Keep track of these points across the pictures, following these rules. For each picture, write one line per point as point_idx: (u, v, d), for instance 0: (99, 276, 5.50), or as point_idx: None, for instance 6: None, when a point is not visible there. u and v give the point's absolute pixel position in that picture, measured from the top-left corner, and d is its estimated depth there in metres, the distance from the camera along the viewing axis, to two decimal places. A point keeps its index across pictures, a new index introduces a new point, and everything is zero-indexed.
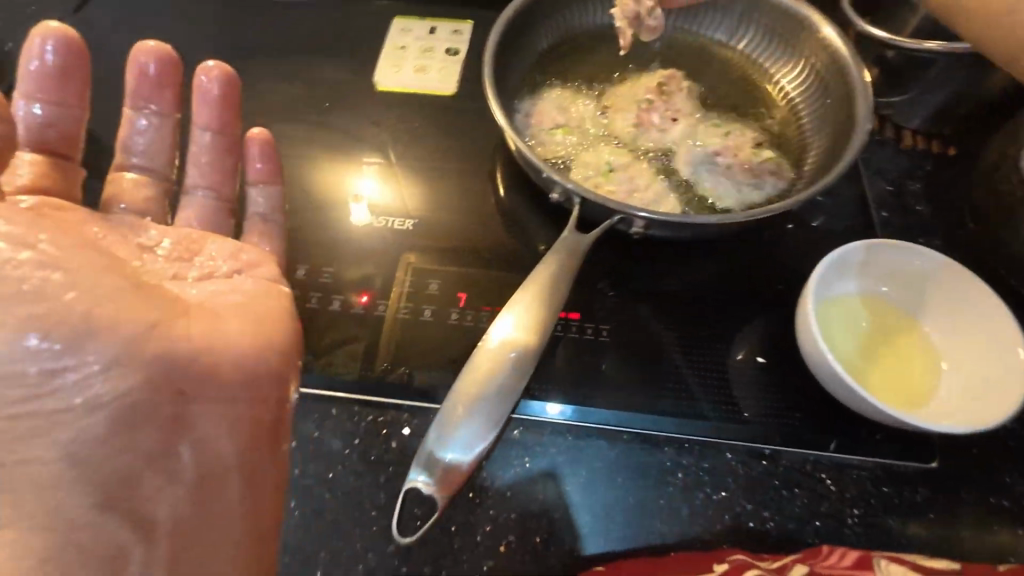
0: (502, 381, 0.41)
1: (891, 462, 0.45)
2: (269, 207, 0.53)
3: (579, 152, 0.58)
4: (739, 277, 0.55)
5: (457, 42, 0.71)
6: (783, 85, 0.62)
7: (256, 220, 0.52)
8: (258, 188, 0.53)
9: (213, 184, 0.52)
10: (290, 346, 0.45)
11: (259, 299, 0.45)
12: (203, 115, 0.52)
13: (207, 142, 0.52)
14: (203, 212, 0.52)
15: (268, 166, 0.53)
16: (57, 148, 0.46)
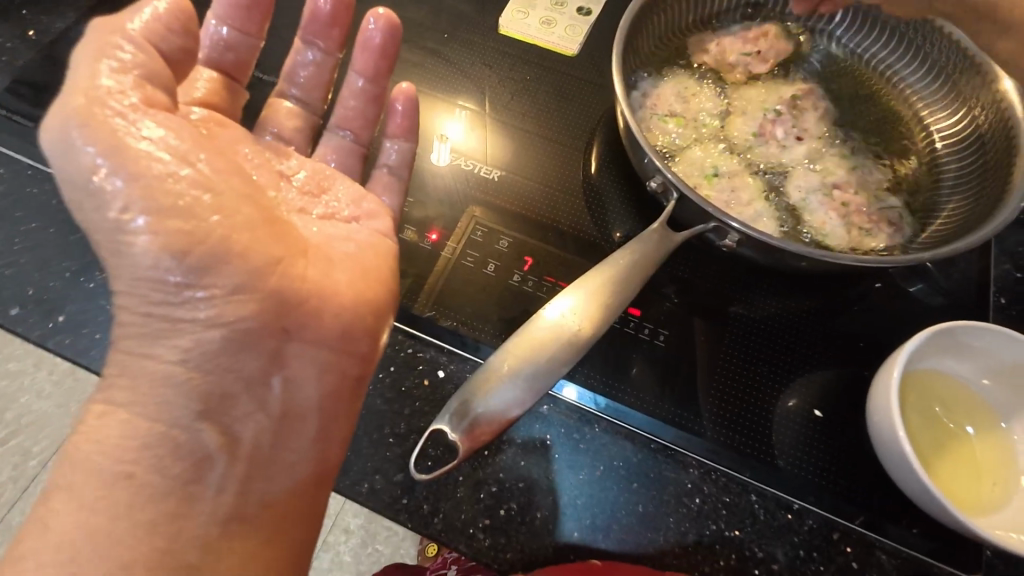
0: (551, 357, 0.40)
1: (922, 558, 0.42)
2: (398, 166, 0.50)
3: (688, 146, 0.55)
4: (819, 322, 0.51)
5: (591, 2, 0.68)
6: (932, 132, 0.56)
7: (385, 175, 0.49)
8: (393, 146, 0.49)
9: (357, 130, 0.50)
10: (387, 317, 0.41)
11: (370, 255, 0.42)
12: (362, 62, 0.49)
13: (360, 89, 0.50)
14: (342, 155, 0.50)
15: (412, 127, 0.49)
16: (232, 70, 0.45)
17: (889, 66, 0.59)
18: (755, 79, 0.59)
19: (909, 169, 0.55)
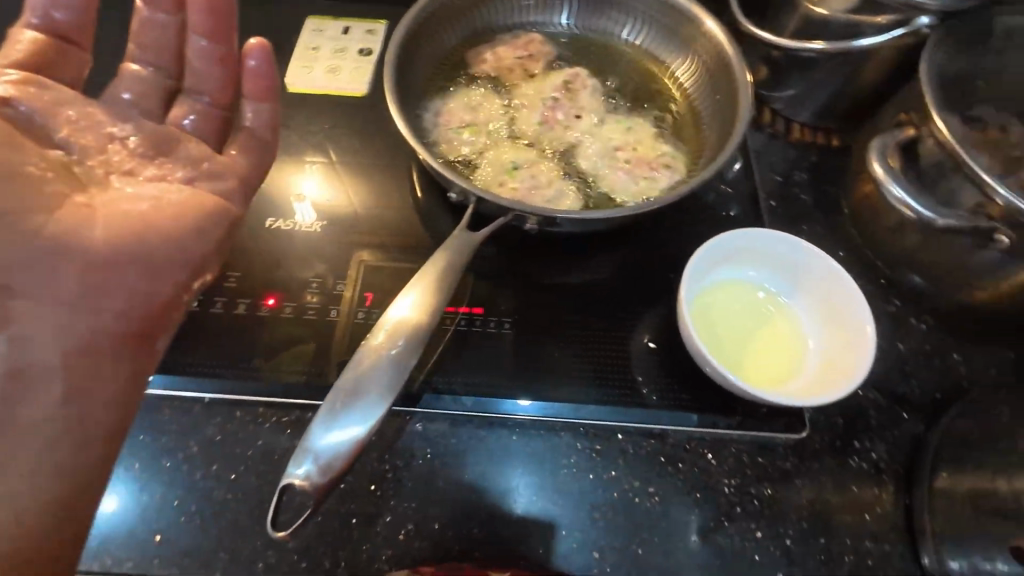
0: (389, 366, 0.41)
1: (766, 435, 0.48)
2: (259, 128, 0.51)
3: (485, 150, 0.60)
4: (639, 267, 0.58)
5: (370, 42, 0.71)
6: (681, 80, 0.65)
7: (245, 136, 0.51)
8: (253, 107, 0.50)
9: (214, 93, 0.52)
10: (175, 254, 0.47)
11: (178, 202, 0.47)
12: (200, 21, 0.49)
13: (206, 50, 0.51)
14: (202, 119, 0.52)
15: (264, 86, 0.49)
16: (61, 30, 0.48)
17: (632, 36, 0.68)
18: (529, 74, 0.66)
19: (671, 116, 0.64)
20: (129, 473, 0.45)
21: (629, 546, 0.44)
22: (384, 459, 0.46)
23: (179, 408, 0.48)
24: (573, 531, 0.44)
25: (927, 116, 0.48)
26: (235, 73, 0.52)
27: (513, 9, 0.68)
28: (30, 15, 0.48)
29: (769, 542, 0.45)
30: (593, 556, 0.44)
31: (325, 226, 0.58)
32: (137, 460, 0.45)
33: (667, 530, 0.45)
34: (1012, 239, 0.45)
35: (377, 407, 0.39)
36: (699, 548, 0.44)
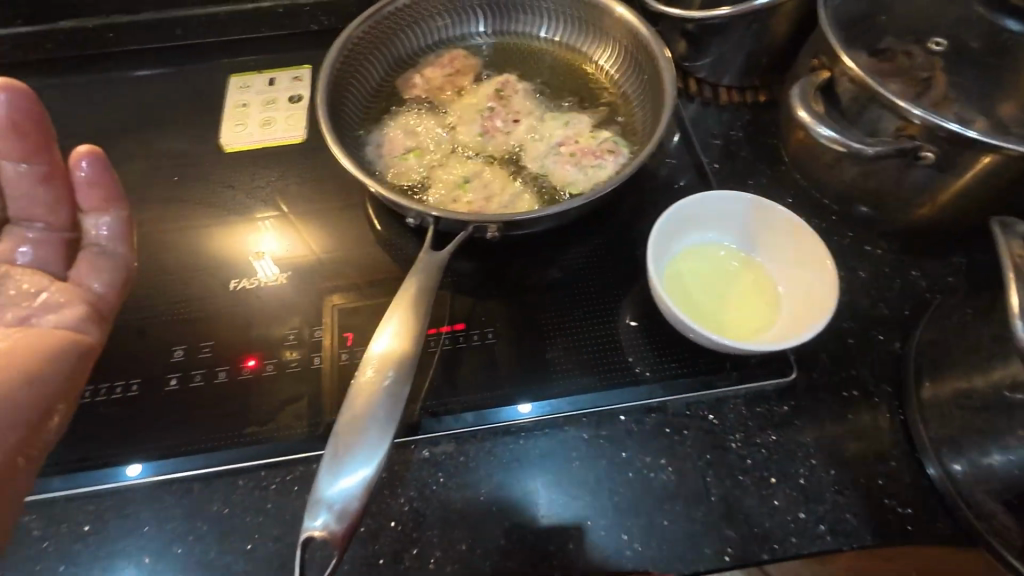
0: (385, 400, 0.41)
1: (759, 384, 0.50)
2: (112, 241, 0.53)
3: (433, 170, 0.60)
4: (608, 251, 0.59)
5: (299, 88, 0.73)
6: (606, 67, 0.67)
7: (95, 253, 0.52)
8: (95, 220, 0.52)
9: (48, 217, 0.52)
10: (48, 397, 0.46)
11: (45, 344, 0.48)
12: (5, 146, 0.48)
13: (26, 174, 0.50)
14: (35, 248, 0.52)
15: (105, 198, 0.51)
16: None
17: (552, 34, 0.70)
18: (461, 88, 0.67)
19: (605, 103, 0.66)
20: (141, 566, 0.44)
21: (654, 521, 0.45)
22: (398, 493, 0.46)
23: (179, 490, 0.47)
24: (597, 521, 0.45)
25: (835, 56, 0.51)
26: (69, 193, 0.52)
27: (432, 30, 0.69)
28: None
29: (783, 485, 0.46)
30: (622, 539, 0.44)
31: (286, 278, 0.58)
32: (146, 552, 0.44)
33: (686, 497, 0.45)
34: (936, 153, 0.47)
35: (382, 444, 0.40)
36: (721, 507, 0.45)
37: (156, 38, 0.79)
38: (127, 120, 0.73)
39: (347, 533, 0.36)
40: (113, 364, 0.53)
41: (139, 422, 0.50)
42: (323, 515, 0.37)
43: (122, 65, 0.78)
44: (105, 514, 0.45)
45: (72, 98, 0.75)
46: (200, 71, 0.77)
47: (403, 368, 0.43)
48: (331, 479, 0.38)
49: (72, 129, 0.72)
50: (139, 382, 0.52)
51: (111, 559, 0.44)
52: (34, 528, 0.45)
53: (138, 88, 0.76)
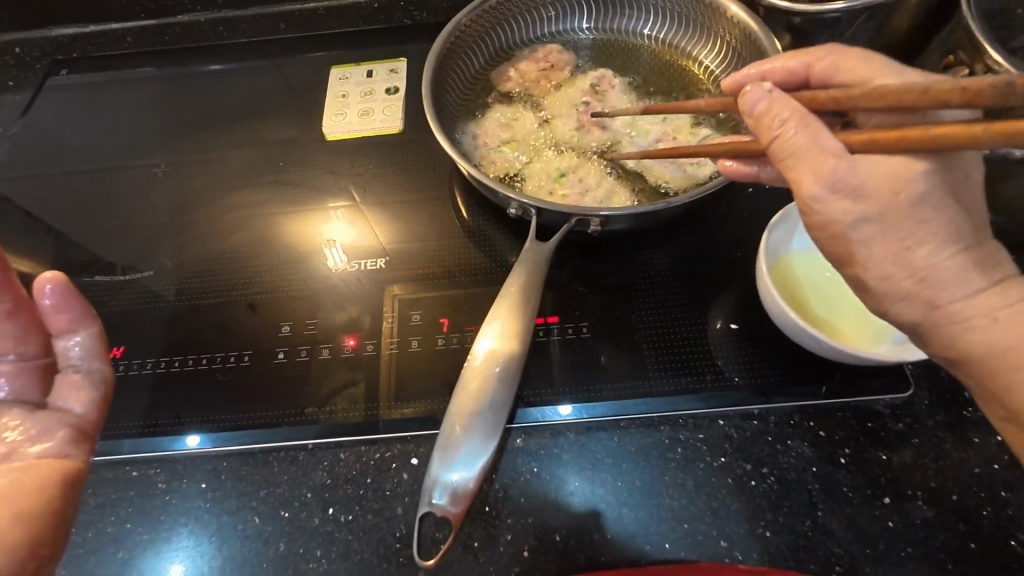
0: (497, 392, 0.44)
1: (870, 398, 0.48)
2: (85, 359, 0.45)
3: (530, 163, 0.61)
4: (697, 251, 0.58)
5: (395, 80, 0.75)
6: (708, 66, 0.66)
7: (67, 373, 0.45)
8: (66, 341, 0.45)
9: (16, 348, 0.45)
10: (20, 549, 0.39)
11: (20, 483, 0.41)
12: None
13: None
14: (11, 379, 0.45)
15: (72, 317, 0.44)
16: None
17: (654, 30, 0.69)
18: (556, 83, 0.67)
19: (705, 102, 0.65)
20: (251, 526, 0.46)
21: (755, 530, 0.43)
22: (492, 479, 0.46)
23: (286, 458, 0.49)
24: (697, 526, 0.44)
25: (979, 47, 0.48)
26: (36, 316, 0.45)
27: (531, 23, 0.69)
28: None
29: (897, 507, 0.43)
30: (722, 545, 0.43)
31: (359, 265, 0.60)
32: (255, 514, 0.47)
33: (790, 509, 0.44)
34: None
35: (493, 436, 0.43)
36: (828, 522, 0.43)
37: (261, 31, 0.84)
38: (234, 108, 0.77)
39: (459, 513, 0.41)
40: (227, 337, 0.57)
41: (250, 392, 0.53)
42: (439, 494, 0.41)
43: (225, 54, 0.83)
44: (220, 474, 0.49)
45: (182, 86, 0.80)
46: (298, 62, 0.80)
47: (511, 364, 0.45)
48: (446, 463, 0.42)
49: (182, 116, 0.77)
50: (250, 354, 0.55)
51: (225, 517, 0.47)
52: (160, 481, 0.49)
53: (241, 76, 0.80)
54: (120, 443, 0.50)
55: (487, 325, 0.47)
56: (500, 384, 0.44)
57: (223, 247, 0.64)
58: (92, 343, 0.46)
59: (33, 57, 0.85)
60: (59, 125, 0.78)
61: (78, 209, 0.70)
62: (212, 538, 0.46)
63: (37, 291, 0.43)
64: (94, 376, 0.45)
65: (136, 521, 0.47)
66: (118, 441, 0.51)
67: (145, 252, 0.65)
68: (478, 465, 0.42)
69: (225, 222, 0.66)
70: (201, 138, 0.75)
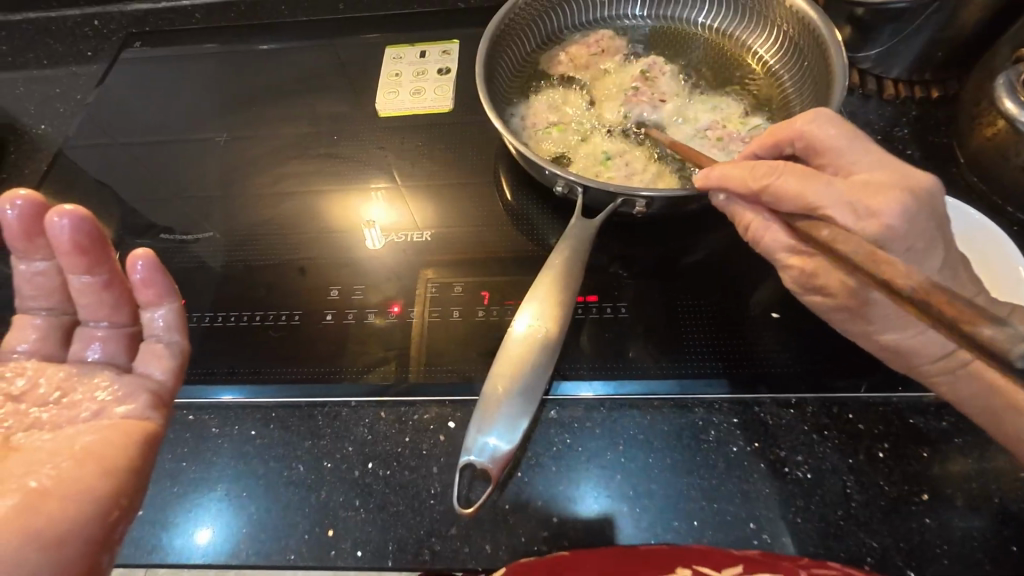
0: (536, 362, 0.45)
1: (912, 394, 0.47)
2: (166, 332, 0.49)
3: (576, 145, 0.62)
4: (739, 242, 0.58)
5: (447, 61, 0.77)
6: (763, 56, 0.65)
7: (150, 343, 0.49)
8: (152, 313, 0.49)
9: (109, 316, 0.50)
10: (105, 496, 0.43)
11: (109, 440, 0.45)
12: (68, 262, 0.47)
13: (91, 286, 0.48)
14: (103, 344, 0.50)
15: (157, 291, 0.48)
16: (43, 351, 0.50)
17: (709, 19, 0.68)
18: (605, 68, 0.67)
19: (757, 92, 0.64)
20: (295, 474, 0.49)
21: (785, 516, 0.43)
22: (525, 446, 0.48)
23: (330, 413, 0.52)
24: (726, 506, 0.44)
25: None
26: (127, 290, 0.50)
27: (586, 8, 0.70)
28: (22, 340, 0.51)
29: (936, 504, 0.43)
30: (749, 528, 0.43)
31: (404, 239, 0.63)
32: (299, 462, 0.49)
33: (823, 498, 0.44)
34: None
35: (531, 404, 0.44)
36: (862, 514, 0.43)
37: (322, 11, 0.87)
38: (293, 83, 0.80)
39: (496, 473, 0.42)
40: (280, 297, 0.60)
41: (299, 349, 0.56)
42: (476, 451, 0.43)
43: (287, 31, 0.87)
44: (269, 423, 0.52)
45: (245, 62, 0.84)
46: (356, 41, 0.83)
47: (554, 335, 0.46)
48: (483, 428, 0.43)
49: (244, 90, 0.81)
50: (301, 314, 0.58)
51: (270, 464, 0.50)
52: (213, 425, 0.52)
53: (300, 54, 0.84)
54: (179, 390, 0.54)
55: (534, 295, 0.48)
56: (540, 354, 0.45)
57: (279, 213, 0.67)
58: (172, 316, 0.49)
59: (109, 29, 0.90)
60: (132, 97, 0.83)
61: (148, 175, 0.75)
62: (259, 482, 0.49)
63: (127, 266, 0.46)
64: (172, 348, 0.49)
65: (191, 460, 0.50)
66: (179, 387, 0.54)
67: (205, 217, 0.69)
68: (514, 431, 0.43)
69: (281, 190, 0.69)
70: (262, 110, 0.78)
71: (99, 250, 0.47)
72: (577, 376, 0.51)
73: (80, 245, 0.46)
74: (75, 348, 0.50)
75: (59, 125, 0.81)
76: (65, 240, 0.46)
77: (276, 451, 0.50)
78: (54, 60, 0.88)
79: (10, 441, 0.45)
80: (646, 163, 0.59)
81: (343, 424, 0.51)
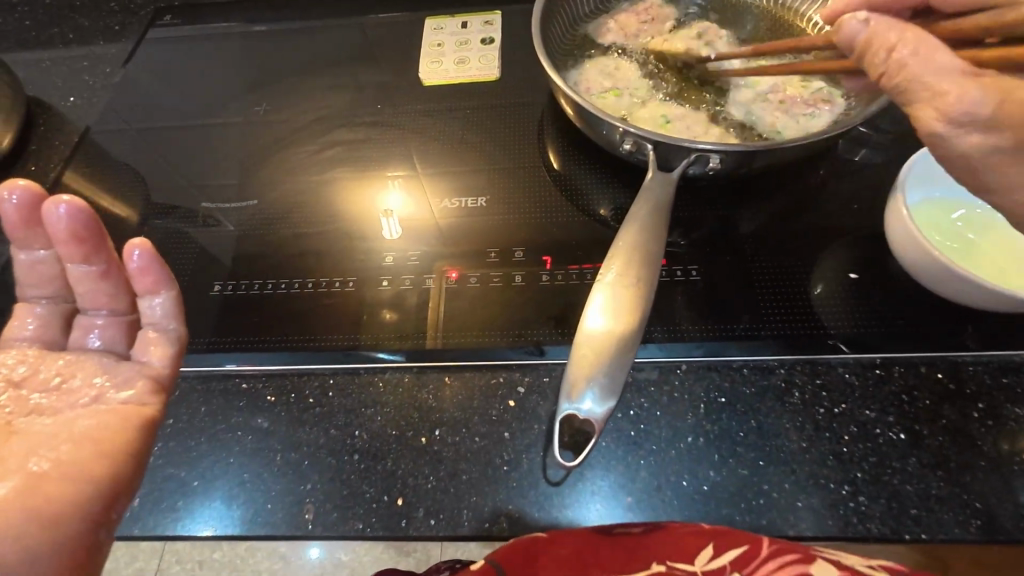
0: (624, 322, 0.42)
1: (1003, 353, 0.45)
2: (164, 319, 0.46)
3: (633, 109, 0.60)
4: (806, 206, 0.57)
5: (489, 31, 0.76)
6: (819, 21, 0.65)
7: (146, 333, 0.46)
8: (148, 301, 0.46)
9: (109, 303, 0.47)
10: (105, 479, 0.41)
11: (109, 425, 0.43)
12: (65, 251, 0.44)
13: (88, 274, 0.45)
14: (103, 330, 0.47)
15: (154, 280, 0.45)
16: (40, 341, 0.48)
17: None
18: (658, 34, 0.66)
19: None
20: (356, 443, 0.47)
21: (880, 479, 0.41)
22: None
23: (391, 381, 0.49)
24: (817, 467, 0.42)
25: None
26: (125, 279, 0.47)
27: None
28: (20, 327, 0.48)
29: None
30: (843, 492, 0.41)
31: (454, 207, 0.61)
32: (360, 431, 0.47)
33: (920, 459, 0.42)
34: None
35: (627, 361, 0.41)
36: (962, 474, 0.41)
37: None
38: (330, 56, 0.79)
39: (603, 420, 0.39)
40: (330, 266, 0.58)
41: (351, 317, 0.54)
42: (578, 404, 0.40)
43: (321, 5, 0.85)
44: (327, 391, 0.49)
45: (277, 35, 0.83)
46: (393, 13, 0.81)
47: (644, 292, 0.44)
48: (583, 381, 0.40)
49: (279, 64, 0.80)
50: (356, 281, 0.56)
51: (333, 431, 0.47)
52: (268, 394, 0.50)
53: (335, 26, 0.82)
54: (232, 358, 0.52)
55: (620, 249, 0.46)
56: (627, 307, 0.43)
57: (326, 184, 0.65)
58: (168, 309, 0.46)
59: (137, 5, 0.88)
60: (163, 72, 0.81)
61: (183, 148, 0.73)
62: (316, 452, 0.46)
63: (121, 258, 0.44)
64: (169, 337, 0.46)
65: (245, 430, 0.48)
66: (234, 356, 0.52)
67: (247, 188, 0.67)
68: (614, 389, 0.40)
69: (326, 162, 0.67)
70: (300, 83, 0.77)
71: (96, 244, 0.44)
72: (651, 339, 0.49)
73: (76, 236, 0.43)
74: (77, 335, 0.48)
75: (88, 98, 0.79)
76: (60, 231, 0.43)
77: (335, 419, 0.48)
78: (81, 35, 0.86)
79: (13, 425, 0.43)
80: (708, 126, 0.58)
81: (403, 390, 0.49)
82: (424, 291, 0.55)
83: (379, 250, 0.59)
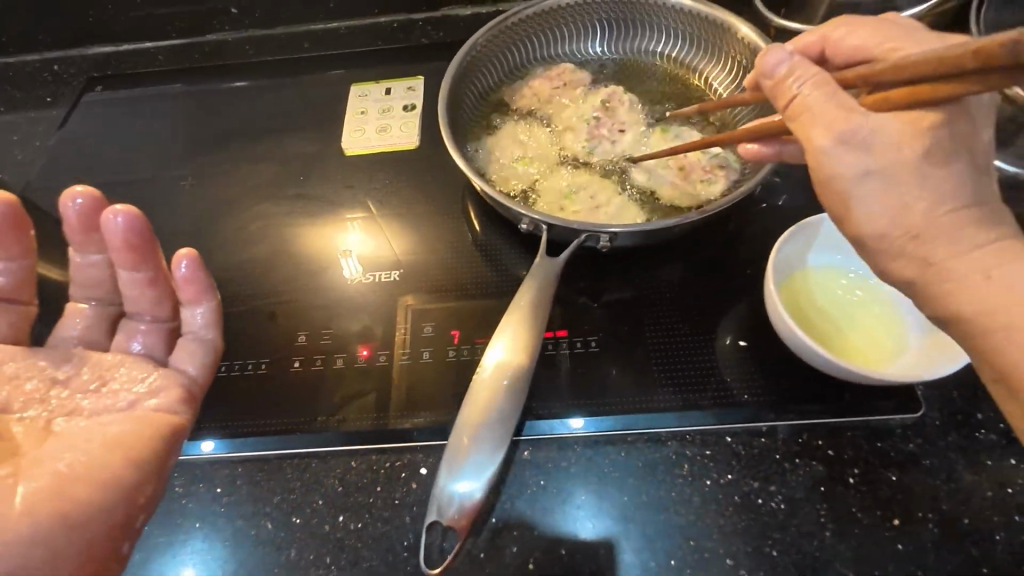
0: (518, 356, 0.46)
1: (878, 418, 0.48)
2: (205, 328, 0.49)
3: (539, 180, 0.62)
4: (705, 269, 0.59)
5: (412, 97, 0.78)
6: (717, 87, 0.68)
7: (187, 340, 0.49)
8: (191, 310, 0.49)
9: (152, 310, 0.49)
10: (131, 483, 0.43)
11: (135, 431, 0.44)
12: (115, 258, 0.46)
13: (137, 280, 0.47)
14: (146, 337, 0.49)
15: (198, 290, 0.47)
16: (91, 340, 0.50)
17: (665, 51, 0.71)
18: (568, 101, 0.69)
19: (714, 122, 0.66)
20: (264, 532, 0.47)
21: (761, 551, 0.43)
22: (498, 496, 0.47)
23: (300, 465, 0.50)
24: (703, 540, 0.44)
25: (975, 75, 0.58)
26: (171, 287, 0.49)
27: (546, 42, 0.71)
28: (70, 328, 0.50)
29: (908, 529, 0.43)
30: (727, 565, 0.43)
31: (371, 276, 0.62)
32: (268, 519, 0.48)
33: (798, 530, 0.44)
34: None
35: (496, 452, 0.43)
36: (837, 543, 0.43)
37: (291, 48, 0.88)
38: (257, 122, 0.80)
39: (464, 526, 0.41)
40: (241, 346, 0.58)
41: (261, 398, 0.54)
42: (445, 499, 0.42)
43: (251, 70, 0.87)
44: (236, 479, 0.50)
45: (206, 101, 0.84)
46: (320, 79, 0.83)
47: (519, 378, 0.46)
48: (453, 471, 0.42)
49: (208, 130, 0.81)
50: (268, 361, 0.56)
51: (240, 521, 0.48)
52: (177, 485, 0.50)
53: (264, 91, 0.84)
54: None
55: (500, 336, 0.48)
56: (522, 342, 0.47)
57: (246, 256, 0.65)
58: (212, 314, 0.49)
59: (70, 75, 0.89)
60: (92, 140, 0.81)
61: None
62: (225, 544, 0.47)
63: (170, 266, 0.46)
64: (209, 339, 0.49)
65: (155, 523, 0.48)
66: None
67: None
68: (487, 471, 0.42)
69: (248, 233, 0.68)
70: (226, 151, 0.78)
71: (153, 251, 0.46)
72: (550, 415, 0.50)
73: (132, 242, 0.45)
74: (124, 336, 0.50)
75: (15, 171, 0.79)
76: (115, 239, 0.45)
77: (244, 508, 0.48)
78: (9, 107, 0.86)
79: (51, 427, 0.44)
80: (612, 195, 0.60)
81: (315, 470, 0.50)
82: (336, 367, 0.55)
83: (296, 325, 0.59)
